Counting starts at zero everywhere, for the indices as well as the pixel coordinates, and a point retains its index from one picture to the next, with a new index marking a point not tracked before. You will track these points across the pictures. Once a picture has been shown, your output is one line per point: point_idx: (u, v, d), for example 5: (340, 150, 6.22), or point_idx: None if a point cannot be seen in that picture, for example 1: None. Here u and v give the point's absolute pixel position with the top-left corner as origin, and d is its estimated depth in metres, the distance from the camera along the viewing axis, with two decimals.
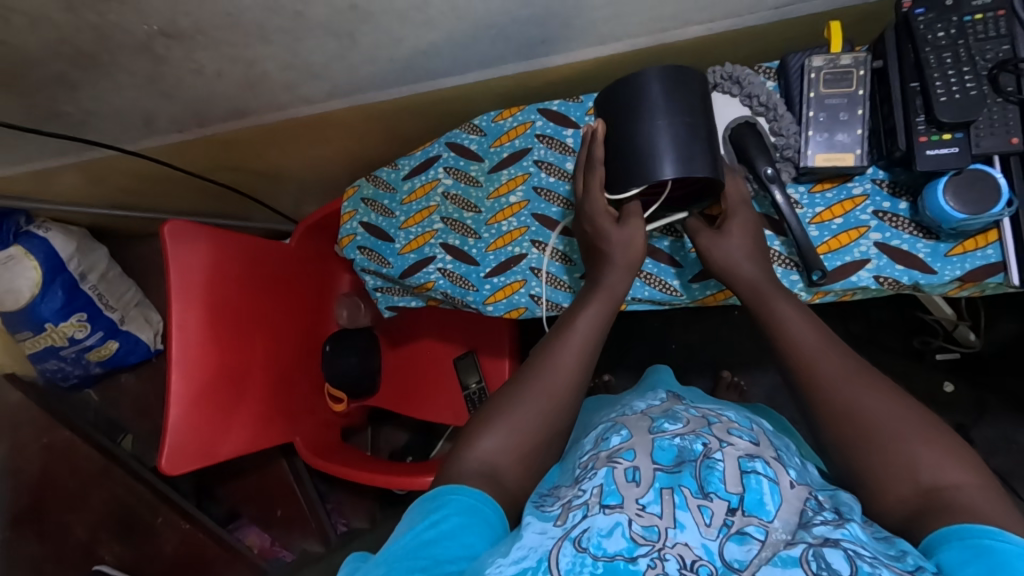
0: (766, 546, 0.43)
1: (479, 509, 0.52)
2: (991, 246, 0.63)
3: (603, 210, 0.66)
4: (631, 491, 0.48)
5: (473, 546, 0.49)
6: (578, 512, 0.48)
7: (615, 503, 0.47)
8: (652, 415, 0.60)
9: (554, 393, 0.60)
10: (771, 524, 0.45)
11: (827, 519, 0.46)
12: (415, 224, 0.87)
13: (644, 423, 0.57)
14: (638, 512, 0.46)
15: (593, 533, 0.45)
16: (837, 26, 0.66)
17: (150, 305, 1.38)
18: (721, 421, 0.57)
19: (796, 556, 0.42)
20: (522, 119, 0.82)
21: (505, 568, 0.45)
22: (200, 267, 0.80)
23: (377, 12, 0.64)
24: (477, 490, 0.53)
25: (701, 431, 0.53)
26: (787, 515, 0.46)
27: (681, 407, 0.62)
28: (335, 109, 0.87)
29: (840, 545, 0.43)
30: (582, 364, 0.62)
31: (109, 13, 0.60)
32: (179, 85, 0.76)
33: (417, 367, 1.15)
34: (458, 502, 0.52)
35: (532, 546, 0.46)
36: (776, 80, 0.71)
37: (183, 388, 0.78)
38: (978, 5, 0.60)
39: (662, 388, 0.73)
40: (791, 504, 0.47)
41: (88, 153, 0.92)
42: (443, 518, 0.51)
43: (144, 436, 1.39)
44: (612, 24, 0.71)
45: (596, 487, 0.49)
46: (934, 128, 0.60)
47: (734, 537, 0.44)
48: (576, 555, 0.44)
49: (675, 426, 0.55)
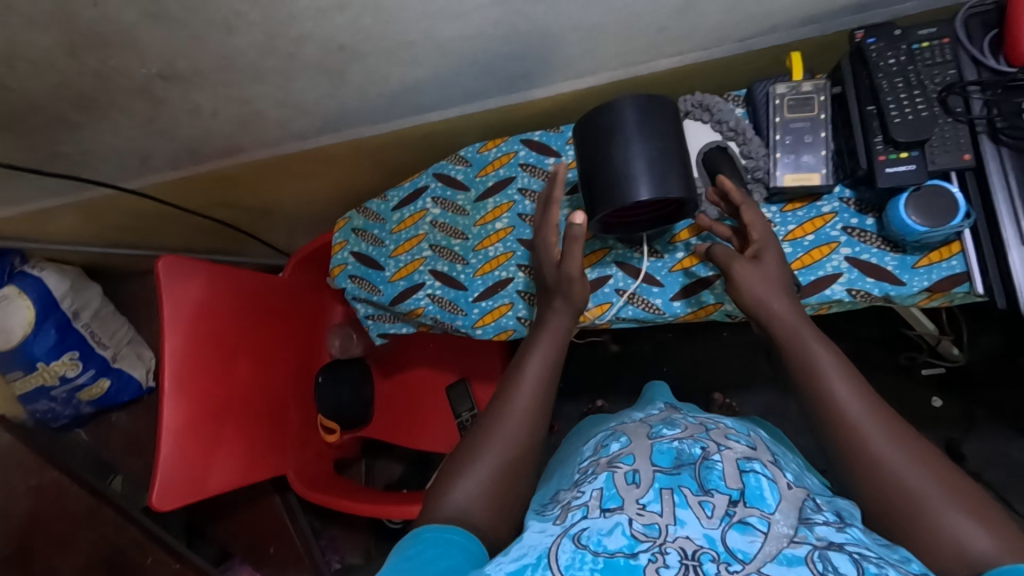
0: (770, 539, 0.44)
1: (449, 539, 0.52)
2: (955, 257, 0.66)
3: (551, 247, 0.71)
4: (631, 492, 0.49)
5: (458, 567, 0.50)
6: (578, 512, 0.49)
7: (615, 505, 0.48)
8: (652, 422, 0.62)
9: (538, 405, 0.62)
10: (772, 516, 0.46)
11: (828, 521, 0.47)
12: (404, 252, 0.89)
13: (643, 430, 0.59)
14: (638, 511, 0.47)
15: (593, 531, 0.46)
16: (797, 56, 0.70)
17: (143, 342, 1.39)
18: (719, 427, 0.59)
19: (801, 556, 0.42)
20: (505, 150, 0.86)
21: (505, 565, 0.46)
22: (194, 301, 0.82)
23: (366, 52, 0.68)
24: (447, 525, 0.54)
25: (699, 436, 0.55)
26: (788, 510, 0.47)
27: (679, 415, 0.64)
28: (326, 144, 0.90)
29: (844, 549, 0.44)
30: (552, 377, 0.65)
31: (110, 58, 0.64)
32: (175, 125, 0.79)
33: (411, 396, 1.16)
34: (428, 537, 0.52)
35: (533, 545, 0.48)
36: (744, 107, 0.76)
37: (175, 419, 0.78)
38: (924, 34, 0.64)
39: (661, 399, 0.74)
40: (791, 501, 0.48)
41: (85, 193, 0.95)
42: (421, 551, 0.51)
43: (134, 476, 1.37)
44: (588, 59, 0.75)
45: (596, 491, 0.50)
46: (891, 147, 0.63)
47: (737, 526, 0.45)
48: (575, 551, 0.45)
49: (674, 431, 0.56)
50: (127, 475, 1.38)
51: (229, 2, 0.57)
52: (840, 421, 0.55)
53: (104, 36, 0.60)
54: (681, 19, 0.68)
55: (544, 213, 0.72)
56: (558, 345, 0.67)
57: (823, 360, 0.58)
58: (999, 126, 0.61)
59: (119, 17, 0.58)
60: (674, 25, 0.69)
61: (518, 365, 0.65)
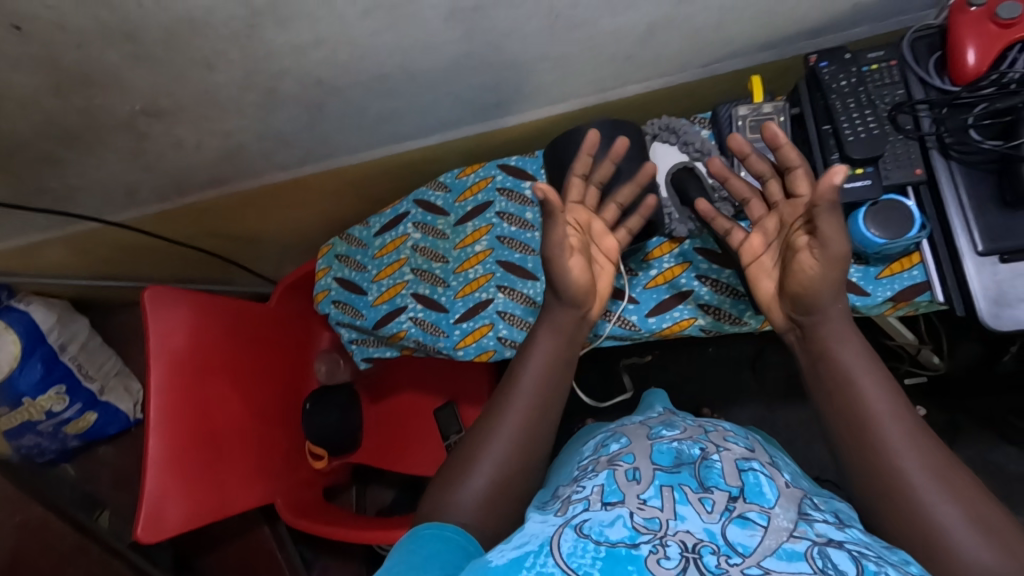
0: (770, 533, 0.45)
1: (450, 537, 0.51)
2: (916, 268, 0.68)
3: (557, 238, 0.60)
4: (631, 488, 0.49)
5: (457, 563, 0.49)
6: (579, 505, 0.49)
7: (616, 499, 0.48)
8: (651, 424, 0.63)
9: (528, 422, 0.59)
10: (771, 510, 0.47)
11: (829, 521, 0.48)
12: (386, 277, 0.91)
13: (643, 431, 0.60)
14: (639, 506, 0.47)
15: (595, 522, 0.46)
16: (757, 80, 0.74)
17: (131, 374, 1.39)
18: (718, 430, 0.60)
19: (801, 552, 0.43)
20: (483, 175, 0.88)
21: (507, 551, 0.46)
22: (181, 330, 0.84)
23: (343, 86, 0.70)
24: (447, 523, 0.53)
25: (698, 438, 0.56)
26: (787, 505, 0.48)
27: (678, 418, 0.66)
28: (309, 174, 0.93)
29: (844, 547, 0.44)
30: (550, 392, 0.61)
31: (95, 96, 0.66)
32: (160, 158, 0.81)
33: (399, 421, 1.15)
34: (426, 534, 0.52)
35: (535, 533, 0.47)
36: (710, 128, 0.79)
37: (161, 448, 0.79)
38: (873, 57, 0.68)
39: (660, 403, 0.75)
40: (789, 497, 0.49)
41: (72, 227, 0.97)
42: (420, 545, 0.50)
43: (123, 510, 1.35)
44: (559, 87, 0.78)
45: (597, 486, 0.50)
46: (847, 163, 0.67)
47: (737, 521, 0.45)
48: (577, 540, 0.45)
49: (673, 432, 0.58)
50: (114, 509, 1.36)
51: (209, 41, 0.59)
52: (847, 417, 0.53)
53: (89, 76, 0.63)
54: (645, 47, 0.71)
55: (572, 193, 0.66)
56: (564, 337, 0.63)
57: (852, 362, 0.55)
58: (948, 142, 0.64)
59: (103, 57, 0.60)
60: (638, 53, 0.72)
61: (510, 373, 0.62)
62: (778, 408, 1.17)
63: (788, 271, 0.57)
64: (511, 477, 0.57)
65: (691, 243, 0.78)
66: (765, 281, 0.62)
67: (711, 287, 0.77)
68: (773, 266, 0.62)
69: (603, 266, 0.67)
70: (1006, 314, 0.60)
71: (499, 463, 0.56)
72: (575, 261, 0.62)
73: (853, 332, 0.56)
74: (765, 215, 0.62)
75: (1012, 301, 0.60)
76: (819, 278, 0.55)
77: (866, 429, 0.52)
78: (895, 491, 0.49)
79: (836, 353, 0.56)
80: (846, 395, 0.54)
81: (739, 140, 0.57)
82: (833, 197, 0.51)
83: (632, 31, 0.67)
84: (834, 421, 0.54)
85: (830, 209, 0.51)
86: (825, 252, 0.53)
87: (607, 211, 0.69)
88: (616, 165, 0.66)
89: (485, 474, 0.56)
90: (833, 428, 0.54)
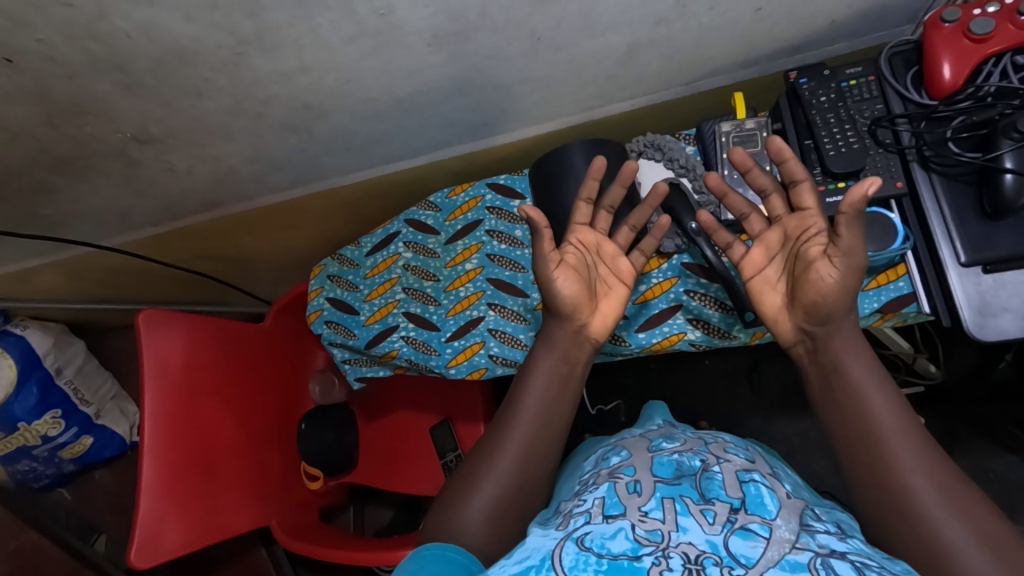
0: (772, 544, 0.44)
1: (450, 556, 0.51)
2: (901, 279, 0.68)
3: (548, 255, 0.62)
4: (633, 501, 0.49)
5: None
6: (580, 519, 0.49)
7: (617, 512, 0.48)
8: (651, 437, 0.64)
9: (525, 446, 0.58)
10: (773, 521, 0.46)
11: (830, 530, 0.48)
12: (378, 296, 0.91)
13: (643, 444, 0.61)
14: (641, 518, 0.47)
15: (596, 535, 0.46)
16: (740, 97, 0.77)
17: (127, 397, 1.38)
18: (718, 441, 0.60)
19: (804, 562, 0.42)
20: (472, 194, 0.90)
21: (509, 567, 0.46)
22: (176, 355, 0.84)
23: (331, 109, 0.71)
24: (449, 543, 0.53)
25: (698, 450, 0.57)
26: (788, 516, 0.47)
27: (678, 431, 0.66)
28: (300, 196, 0.94)
29: (847, 557, 0.44)
30: (548, 417, 0.60)
31: (87, 125, 0.67)
32: (152, 184, 0.82)
33: (393, 440, 1.15)
34: (427, 554, 0.51)
35: (536, 547, 0.47)
36: (695, 144, 0.81)
37: (156, 474, 0.78)
38: (851, 73, 0.71)
39: (658, 417, 0.74)
40: (791, 508, 0.49)
41: (66, 251, 0.98)
42: (421, 567, 0.50)
43: (119, 536, 1.34)
44: (544, 108, 0.79)
45: (598, 500, 0.50)
46: (829, 178, 0.69)
47: (739, 532, 0.45)
48: (578, 553, 0.44)
49: (673, 445, 0.58)
50: (111, 534, 1.34)
51: (198, 69, 0.60)
52: (848, 427, 0.54)
53: (81, 106, 0.64)
54: (626, 68, 0.72)
55: (577, 214, 0.66)
56: (559, 353, 0.63)
57: (863, 379, 0.55)
58: (928, 155, 0.65)
59: (93, 88, 0.61)
60: (620, 73, 0.73)
61: (508, 398, 0.62)
62: (775, 421, 1.16)
63: (803, 281, 0.56)
64: (505, 498, 0.56)
65: (679, 258, 0.79)
66: (770, 294, 0.61)
67: (699, 301, 0.78)
68: (778, 277, 0.61)
69: (613, 286, 0.67)
70: (990, 324, 0.60)
71: (495, 482, 0.56)
72: (568, 278, 0.63)
73: (863, 347, 0.56)
74: (765, 230, 0.61)
75: (995, 311, 0.60)
76: (836, 287, 0.54)
77: (866, 431, 0.53)
78: (892, 489, 0.50)
79: (845, 368, 0.55)
80: (851, 403, 0.54)
81: (742, 154, 0.58)
82: (859, 208, 0.51)
83: (613, 52, 0.68)
84: (834, 424, 0.55)
85: (854, 219, 0.52)
86: (846, 261, 0.53)
87: (621, 234, 0.68)
88: (625, 190, 0.65)
89: (480, 492, 0.56)
90: (832, 430, 0.55)
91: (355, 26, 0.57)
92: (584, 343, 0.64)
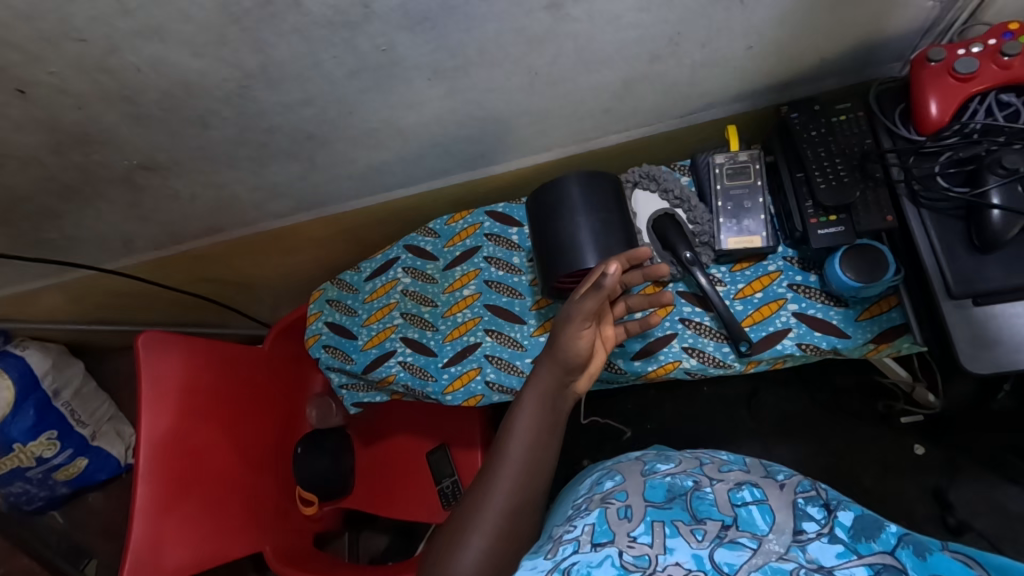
0: (758, 553, 0.45)
1: None
2: (894, 310, 0.71)
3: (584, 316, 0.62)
4: (622, 526, 0.50)
5: None
6: (569, 547, 0.49)
7: (606, 539, 0.49)
8: (647, 458, 0.63)
9: (516, 476, 0.59)
10: (764, 536, 0.46)
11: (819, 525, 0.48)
12: (376, 321, 0.92)
13: (637, 466, 0.60)
14: (629, 544, 0.48)
15: (583, 565, 0.46)
16: (732, 130, 0.79)
17: (124, 419, 1.38)
18: (713, 460, 0.59)
19: (786, 568, 0.43)
20: (471, 222, 0.91)
21: None
22: (176, 380, 0.84)
23: (333, 139, 0.73)
24: None
25: (692, 471, 0.57)
26: (780, 525, 0.47)
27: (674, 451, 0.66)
28: (302, 222, 0.95)
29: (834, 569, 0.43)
30: (540, 447, 0.61)
31: (93, 153, 0.69)
32: (156, 209, 0.84)
33: (388, 467, 1.14)
34: None
35: None
36: (690, 175, 0.84)
37: (148, 500, 0.78)
38: (841, 108, 0.73)
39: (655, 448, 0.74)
40: (785, 510, 0.48)
41: (70, 273, 0.99)
42: None
43: (109, 559, 1.32)
44: (541, 138, 0.81)
45: (588, 526, 0.51)
46: (820, 211, 0.71)
47: (726, 545, 0.46)
48: None
49: (668, 466, 0.58)
50: (102, 559, 1.33)
51: (204, 102, 0.62)
52: None
53: (88, 135, 0.65)
54: (623, 101, 0.74)
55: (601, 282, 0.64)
56: (549, 388, 0.63)
57: None
58: (917, 189, 0.66)
59: (101, 118, 0.63)
60: (616, 106, 0.75)
61: (501, 425, 0.63)
62: (773, 449, 1.15)
63: None
64: (494, 530, 0.56)
65: (674, 287, 0.80)
66: None
67: (695, 330, 0.78)
68: None
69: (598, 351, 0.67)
70: (982, 355, 0.60)
71: (484, 511, 0.57)
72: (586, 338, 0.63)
73: None
74: None
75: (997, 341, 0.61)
76: None
77: None
78: None
79: None
80: None
81: None
82: None
83: (609, 86, 0.70)
84: None
85: None
86: None
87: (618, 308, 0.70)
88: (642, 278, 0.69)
89: (473, 522, 0.57)
90: None
91: (357, 60, 0.58)
92: (566, 397, 0.65)
